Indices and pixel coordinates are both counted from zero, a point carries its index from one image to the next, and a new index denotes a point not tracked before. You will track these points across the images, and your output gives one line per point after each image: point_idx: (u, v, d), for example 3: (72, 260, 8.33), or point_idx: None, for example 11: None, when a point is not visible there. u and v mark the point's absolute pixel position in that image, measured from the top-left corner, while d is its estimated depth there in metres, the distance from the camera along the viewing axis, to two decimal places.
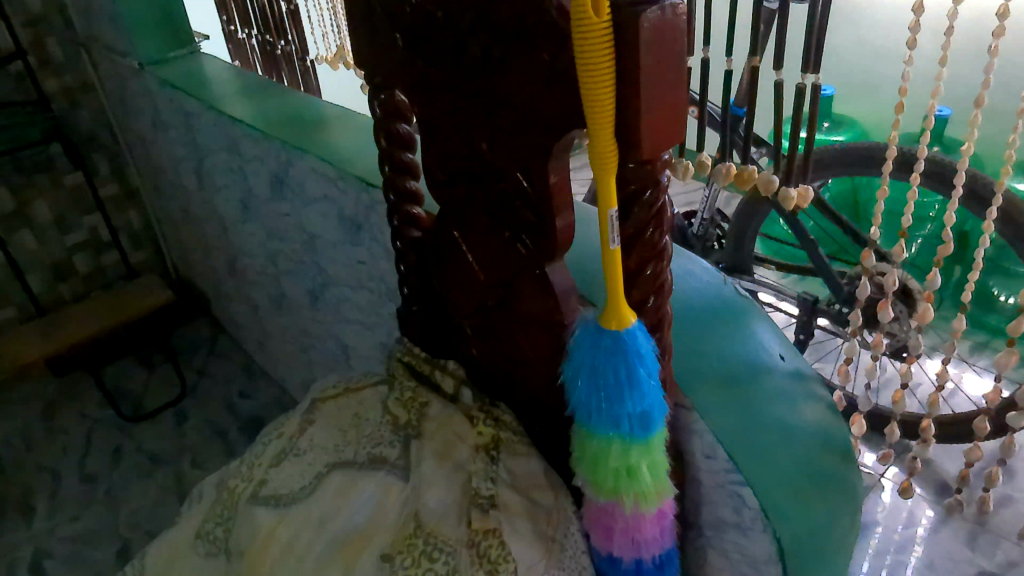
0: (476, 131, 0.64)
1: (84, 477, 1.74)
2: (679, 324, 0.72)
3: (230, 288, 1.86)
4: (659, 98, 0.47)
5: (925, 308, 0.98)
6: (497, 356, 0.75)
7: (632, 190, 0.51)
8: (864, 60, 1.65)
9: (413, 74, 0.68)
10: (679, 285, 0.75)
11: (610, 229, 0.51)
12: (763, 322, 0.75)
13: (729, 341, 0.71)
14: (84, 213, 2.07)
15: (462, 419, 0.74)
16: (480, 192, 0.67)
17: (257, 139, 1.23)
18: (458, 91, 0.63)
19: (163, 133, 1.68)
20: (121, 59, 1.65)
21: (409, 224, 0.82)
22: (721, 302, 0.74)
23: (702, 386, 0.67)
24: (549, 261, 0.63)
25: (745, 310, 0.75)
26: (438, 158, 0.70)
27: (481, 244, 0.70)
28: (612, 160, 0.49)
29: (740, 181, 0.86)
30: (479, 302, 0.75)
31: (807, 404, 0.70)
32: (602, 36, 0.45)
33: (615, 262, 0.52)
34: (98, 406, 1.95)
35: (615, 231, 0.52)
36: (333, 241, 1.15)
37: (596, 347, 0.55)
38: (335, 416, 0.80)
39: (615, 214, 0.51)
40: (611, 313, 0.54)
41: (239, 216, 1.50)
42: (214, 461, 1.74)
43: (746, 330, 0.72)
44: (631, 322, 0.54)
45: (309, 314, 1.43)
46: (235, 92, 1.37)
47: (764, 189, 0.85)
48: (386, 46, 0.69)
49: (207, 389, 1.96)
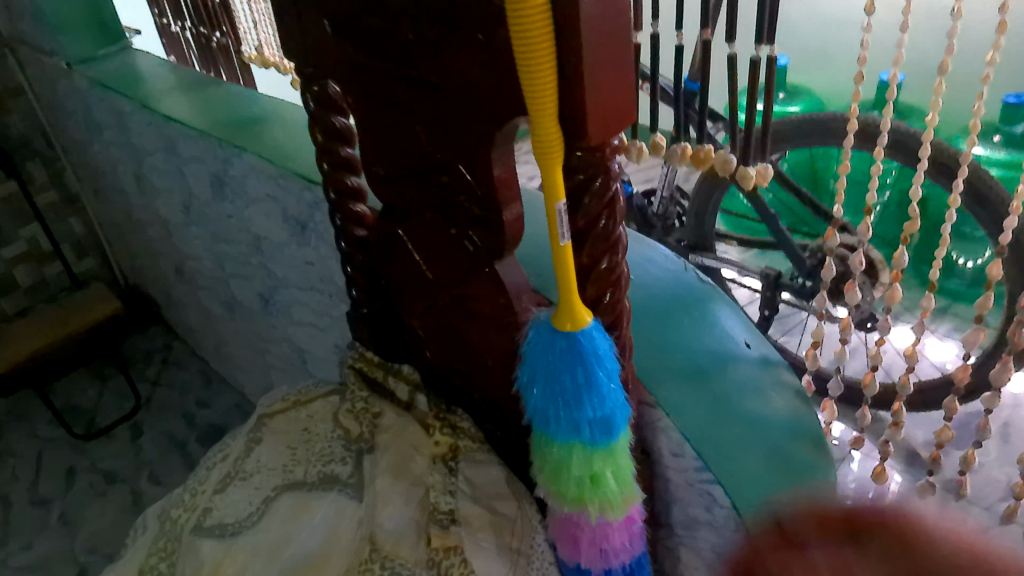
0: (411, 120, 0.58)
1: (38, 502, 1.66)
2: (642, 315, 0.68)
3: (181, 293, 1.79)
4: (606, 84, 0.43)
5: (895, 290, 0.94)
6: (452, 358, 0.71)
7: (581, 180, 0.47)
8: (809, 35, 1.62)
9: (346, 67, 0.62)
10: (639, 274, 0.72)
11: (559, 224, 0.47)
12: (727, 307, 0.71)
13: (692, 331, 0.67)
14: (23, 223, 1.98)
15: (418, 428, 0.70)
16: (421, 190, 0.62)
17: (193, 138, 1.16)
18: (389, 81, 0.57)
19: (98, 135, 1.60)
20: (48, 59, 1.56)
21: (353, 223, 0.76)
22: (684, 289, 0.71)
23: (666, 385, 0.63)
24: (499, 258, 0.58)
25: (706, 294, 0.71)
26: (375, 152, 0.65)
27: (427, 242, 0.66)
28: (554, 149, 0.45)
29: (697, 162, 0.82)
30: (431, 301, 0.70)
31: (775, 391, 0.66)
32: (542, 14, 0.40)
33: (566, 259, 0.48)
34: (49, 425, 1.86)
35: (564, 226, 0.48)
36: (278, 242, 1.09)
37: (550, 350, 0.51)
38: (284, 431, 0.75)
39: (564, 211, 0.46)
40: (564, 314, 0.50)
41: (182, 218, 1.43)
42: (174, 475, 1.67)
43: (709, 317, 0.69)
44: (587, 322, 0.50)
45: (261, 318, 1.37)
46: (169, 89, 1.30)
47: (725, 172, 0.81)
48: (314, 35, 0.63)
49: (163, 400, 1.89)
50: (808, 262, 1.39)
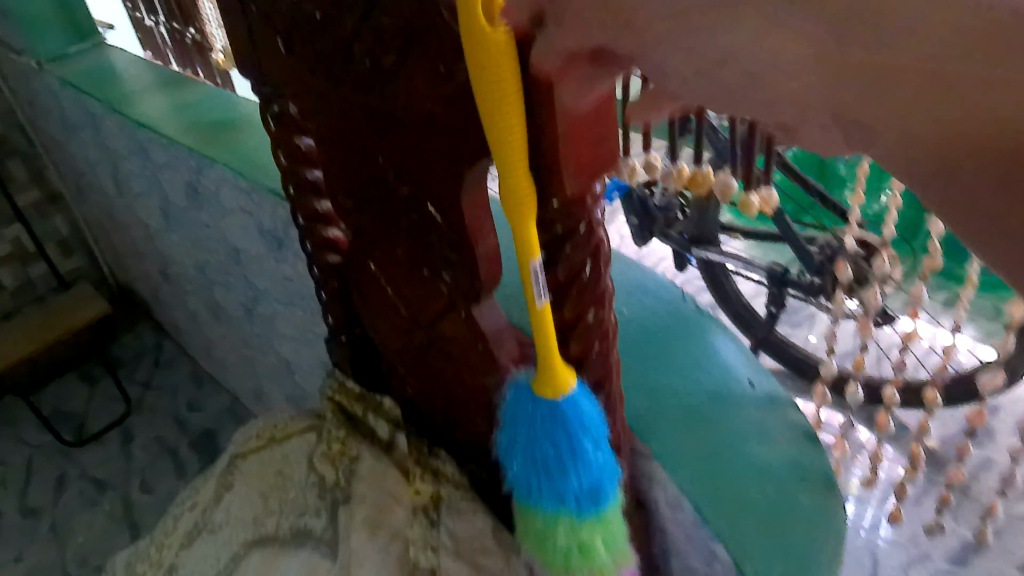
0: (373, 148, 0.52)
1: (27, 512, 1.63)
2: (635, 352, 0.63)
3: (167, 296, 1.73)
4: (582, 125, 0.37)
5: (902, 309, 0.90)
6: (433, 397, 0.66)
7: (560, 231, 0.41)
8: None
9: (303, 88, 0.55)
10: (633, 306, 0.67)
11: (534, 284, 0.41)
12: (728, 341, 0.67)
13: (689, 368, 0.62)
14: (5, 223, 1.92)
15: (396, 475, 0.65)
16: (389, 225, 0.56)
17: (164, 145, 1.10)
18: (346, 109, 0.51)
19: (74, 135, 1.53)
20: (19, 57, 1.49)
21: (326, 249, 0.69)
22: (681, 320, 0.66)
23: (661, 433, 0.58)
24: (476, 301, 0.52)
25: (705, 326, 0.66)
26: (341, 181, 0.58)
27: (398, 278, 0.60)
28: (528, 203, 0.39)
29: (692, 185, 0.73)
30: (408, 338, 0.64)
31: (778, 433, 0.61)
32: (507, 52, 0.34)
33: (546, 321, 0.43)
34: (38, 431, 1.83)
35: (542, 286, 0.42)
36: (256, 255, 1.03)
37: (531, 419, 0.46)
38: (257, 475, 0.71)
39: (540, 270, 0.41)
40: (545, 379, 0.45)
41: (162, 223, 1.37)
42: (165, 483, 1.63)
43: (708, 352, 0.64)
44: (570, 387, 0.45)
45: (246, 326, 1.32)
46: (142, 90, 1.24)
47: (723, 197, 0.72)
48: (268, 53, 0.56)
49: (154, 404, 1.84)
50: (818, 259, 1.33)
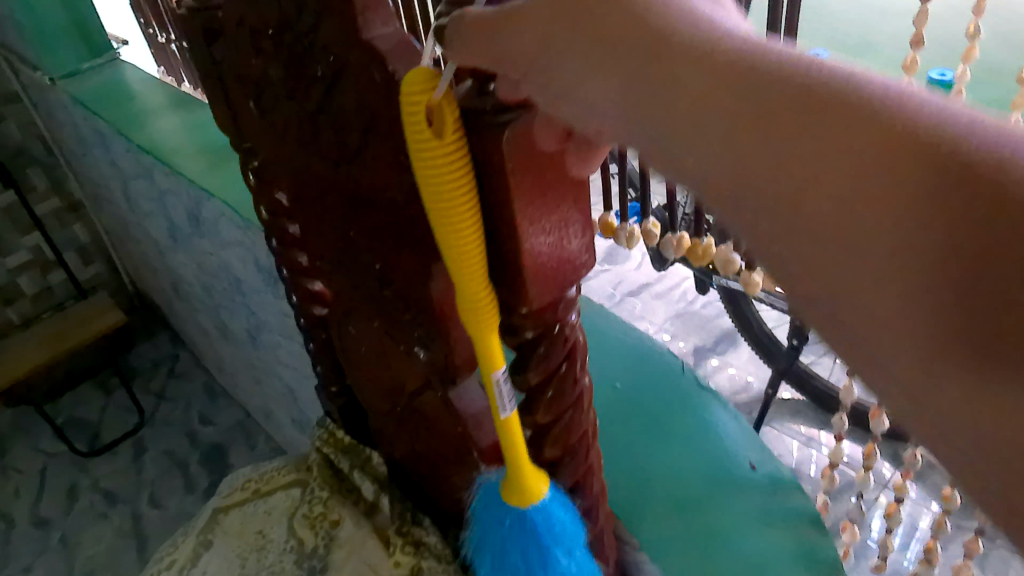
0: (342, 219, 0.49)
1: (38, 522, 1.64)
2: (626, 430, 0.62)
3: (180, 309, 1.73)
4: (549, 234, 0.34)
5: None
6: (418, 462, 0.63)
7: (529, 337, 0.38)
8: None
9: (275, 151, 0.52)
10: (628, 381, 0.66)
11: (499, 395, 0.39)
12: (731, 418, 0.64)
13: (683, 450, 0.60)
14: (24, 232, 1.93)
15: (376, 543, 0.62)
16: (364, 296, 0.53)
17: (167, 171, 1.08)
18: (315, 180, 0.48)
19: (88, 150, 1.53)
20: (35, 71, 1.49)
21: (312, 302, 0.66)
22: (677, 396, 0.64)
23: (643, 522, 0.56)
24: (452, 384, 0.49)
25: (705, 403, 0.64)
26: (318, 246, 0.56)
27: (377, 347, 0.57)
28: (490, 314, 0.36)
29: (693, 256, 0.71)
30: (392, 404, 0.61)
31: (779, 520, 0.56)
32: (461, 166, 0.31)
33: (512, 430, 0.40)
34: (53, 439, 1.84)
35: (508, 395, 0.39)
36: (256, 287, 1.01)
37: (503, 527, 0.43)
38: (238, 533, 0.69)
39: (504, 380, 0.38)
40: (513, 486, 0.42)
41: (170, 243, 1.36)
42: (174, 498, 1.64)
43: (705, 432, 0.62)
44: (543, 496, 0.42)
45: (252, 350, 1.30)
46: (149, 112, 1.22)
47: (724, 271, 0.71)
48: (241, 111, 0.53)
49: (166, 415, 1.84)
50: None
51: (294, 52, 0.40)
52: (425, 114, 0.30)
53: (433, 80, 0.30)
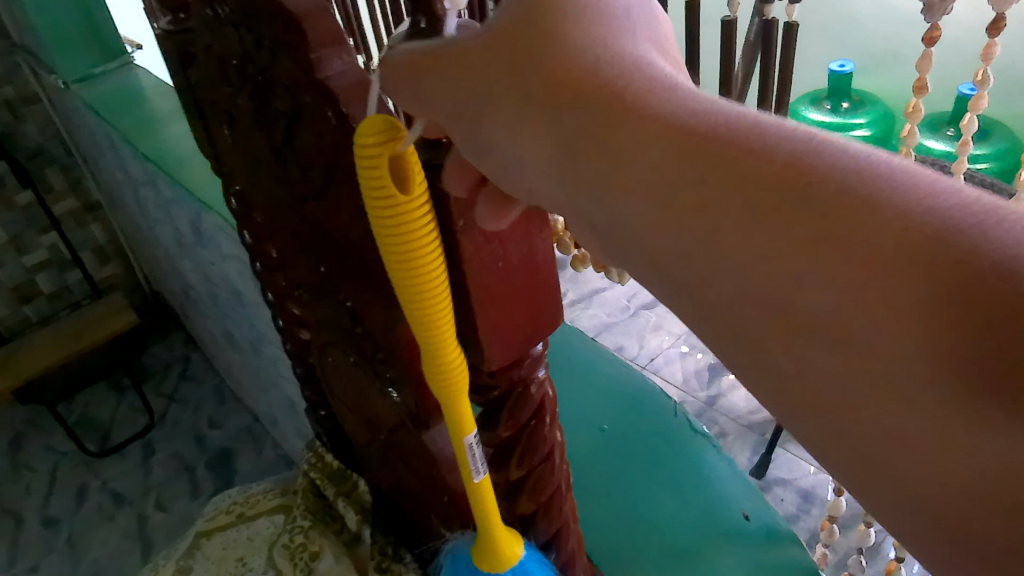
0: (315, 253, 0.48)
1: (47, 522, 1.65)
2: (614, 478, 0.61)
3: (191, 313, 1.74)
4: (501, 286, 0.34)
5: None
6: (400, 496, 0.61)
7: (496, 395, 0.37)
8: (856, 43, 1.31)
9: (253, 179, 0.51)
10: (619, 426, 0.65)
11: (470, 462, 0.38)
12: (722, 463, 0.63)
13: (671, 499, 0.59)
14: (42, 231, 1.95)
15: None
16: (341, 331, 0.52)
17: (170, 182, 1.08)
18: (290, 213, 0.47)
19: (101, 153, 1.53)
20: (51, 75, 1.50)
21: (298, 326, 0.65)
22: (668, 442, 0.63)
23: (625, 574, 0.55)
24: (426, 427, 0.47)
25: (698, 451, 0.63)
26: (297, 276, 0.54)
27: (356, 380, 0.55)
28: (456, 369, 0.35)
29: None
30: (374, 436, 0.60)
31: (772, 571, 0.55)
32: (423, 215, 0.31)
33: (484, 497, 0.39)
34: (65, 439, 1.85)
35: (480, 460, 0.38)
36: (256, 301, 1.00)
37: None
38: (219, 560, 0.67)
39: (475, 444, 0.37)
40: (487, 550, 0.41)
41: (178, 249, 1.36)
42: (180, 502, 1.64)
43: (695, 480, 0.61)
44: (519, 556, 0.41)
45: (256, 360, 1.30)
46: (157, 119, 1.22)
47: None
48: (220, 137, 0.52)
49: (176, 418, 1.85)
50: None
51: (262, 89, 0.40)
52: (387, 167, 0.30)
53: (388, 131, 0.30)
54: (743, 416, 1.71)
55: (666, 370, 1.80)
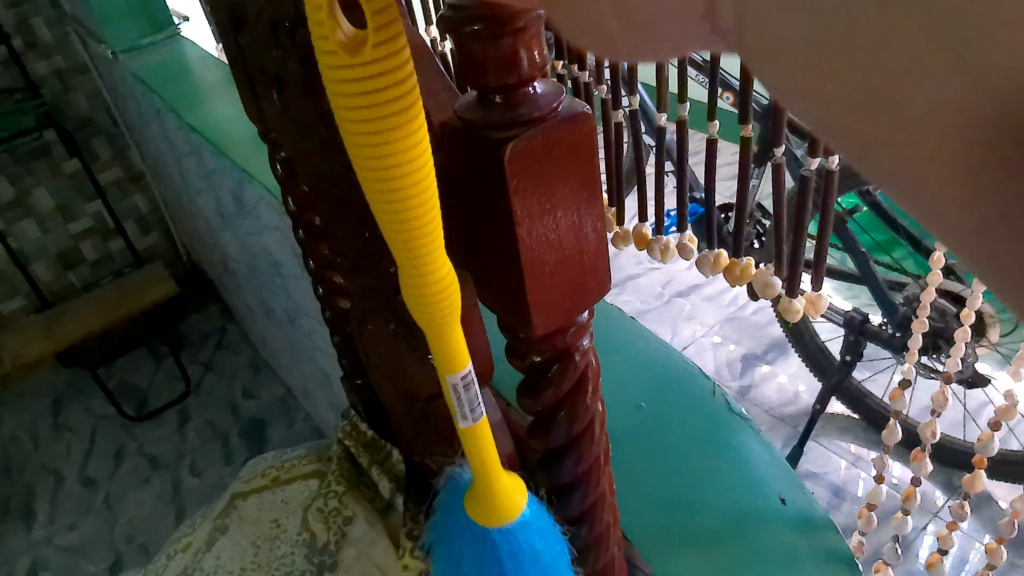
0: (360, 218, 0.48)
1: (86, 482, 1.70)
2: (648, 458, 0.61)
3: (229, 284, 1.77)
4: (553, 242, 0.33)
5: (941, 395, 0.85)
6: (433, 468, 0.61)
7: (537, 362, 0.37)
8: None
9: (301, 146, 0.52)
10: (655, 408, 0.65)
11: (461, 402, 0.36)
12: (761, 450, 0.62)
13: (707, 482, 0.59)
14: (87, 200, 1.99)
15: (386, 545, 0.61)
16: (381, 298, 0.52)
17: (213, 152, 1.09)
18: (336, 177, 0.48)
19: (146, 124, 1.56)
20: (100, 45, 1.53)
21: (337, 295, 0.66)
22: (705, 425, 0.63)
23: (653, 542, 0.55)
24: None
25: (736, 435, 0.62)
26: (337, 240, 0.55)
27: (394, 346, 0.56)
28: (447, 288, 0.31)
29: (732, 276, 0.71)
30: (409, 405, 0.60)
31: (808, 560, 0.54)
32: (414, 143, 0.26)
33: (484, 438, 0.38)
34: (104, 402, 1.90)
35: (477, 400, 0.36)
36: (293, 272, 1.00)
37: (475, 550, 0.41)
38: (253, 521, 0.68)
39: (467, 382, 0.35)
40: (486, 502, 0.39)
41: (218, 220, 1.38)
42: (214, 469, 1.67)
43: (733, 465, 0.60)
44: (522, 510, 0.39)
45: (292, 332, 1.31)
46: (201, 91, 1.24)
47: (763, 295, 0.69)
48: (268, 103, 0.53)
49: (212, 387, 1.88)
50: (902, 311, 1.24)
51: None
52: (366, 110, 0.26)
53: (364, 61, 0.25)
54: (775, 408, 1.70)
55: (699, 359, 1.79)
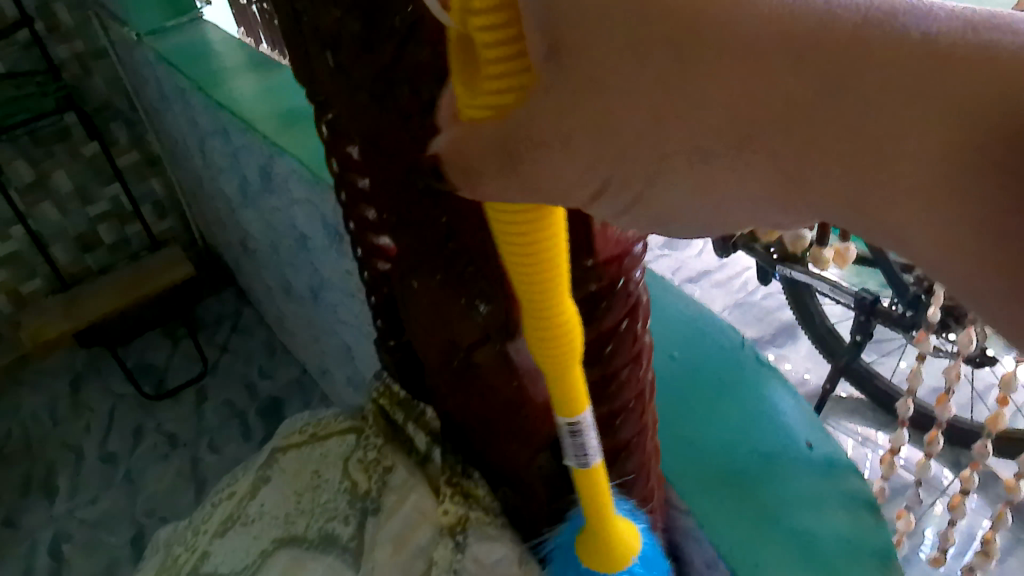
0: (412, 168, 0.50)
1: (106, 458, 1.73)
2: (681, 403, 0.63)
3: (247, 266, 1.79)
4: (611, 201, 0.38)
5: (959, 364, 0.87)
6: (470, 420, 0.64)
7: (594, 291, 0.40)
8: None
9: (351, 105, 0.54)
10: (687, 357, 0.67)
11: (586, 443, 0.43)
12: (787, 400, 0.65)
13: (738, 426, 0.62)
14: (105, 183, 2.02)
15: (427, 491, 0.65)
16: (429, 250, 0.55)
17: (242, 128, 1.11)
18: (390, 132, 0.50)
19: (168, 106, 1.58)
20: (124, 28, 1.55)
21: (376, 256, 0.69)
22: (735, 374, 0.66)
23: (710, 506, 0.57)
24: (511, 337, 0.51)
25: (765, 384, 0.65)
26: (384, 196, 0.57)
27: (438, 297, 0.58)
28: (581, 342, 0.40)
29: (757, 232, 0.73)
30: (447, 358, 0.63)
31: (834, 503, 0.57)
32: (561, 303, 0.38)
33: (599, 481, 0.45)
34: (122, 382, 1.93)
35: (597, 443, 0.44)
36: (321, 245, 1.03)
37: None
38: (294, 472, 0.71)
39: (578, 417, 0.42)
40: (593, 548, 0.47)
41: (241, 199, 1.40)
42: (231, 446, 1.70)
43: (760, 413, 0.63)
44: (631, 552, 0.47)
45: (313, 308, 1.33)
46: (227, 70, 1.26)
47: None
48: (319, 63, 0.55)
49: (228, 367, 1.91)
50: (912, 291, 1.27)
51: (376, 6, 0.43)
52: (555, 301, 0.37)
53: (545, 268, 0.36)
54: None
55: None
